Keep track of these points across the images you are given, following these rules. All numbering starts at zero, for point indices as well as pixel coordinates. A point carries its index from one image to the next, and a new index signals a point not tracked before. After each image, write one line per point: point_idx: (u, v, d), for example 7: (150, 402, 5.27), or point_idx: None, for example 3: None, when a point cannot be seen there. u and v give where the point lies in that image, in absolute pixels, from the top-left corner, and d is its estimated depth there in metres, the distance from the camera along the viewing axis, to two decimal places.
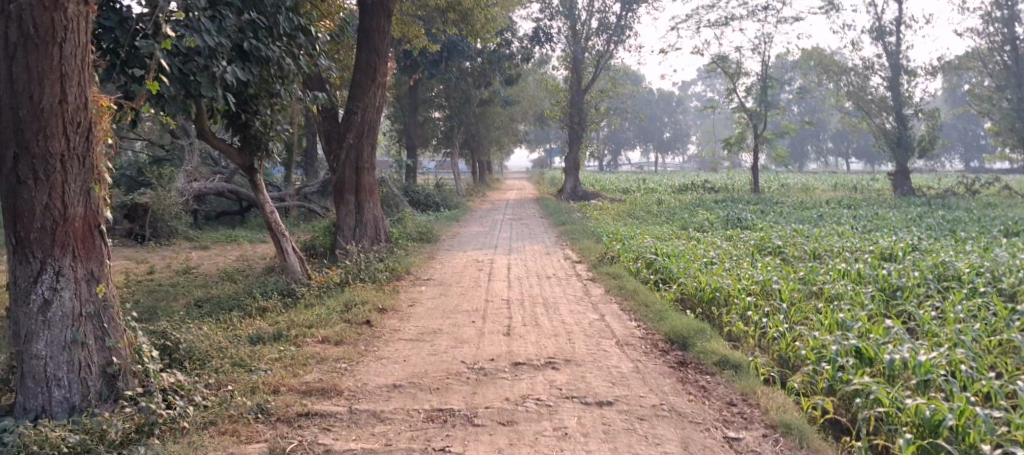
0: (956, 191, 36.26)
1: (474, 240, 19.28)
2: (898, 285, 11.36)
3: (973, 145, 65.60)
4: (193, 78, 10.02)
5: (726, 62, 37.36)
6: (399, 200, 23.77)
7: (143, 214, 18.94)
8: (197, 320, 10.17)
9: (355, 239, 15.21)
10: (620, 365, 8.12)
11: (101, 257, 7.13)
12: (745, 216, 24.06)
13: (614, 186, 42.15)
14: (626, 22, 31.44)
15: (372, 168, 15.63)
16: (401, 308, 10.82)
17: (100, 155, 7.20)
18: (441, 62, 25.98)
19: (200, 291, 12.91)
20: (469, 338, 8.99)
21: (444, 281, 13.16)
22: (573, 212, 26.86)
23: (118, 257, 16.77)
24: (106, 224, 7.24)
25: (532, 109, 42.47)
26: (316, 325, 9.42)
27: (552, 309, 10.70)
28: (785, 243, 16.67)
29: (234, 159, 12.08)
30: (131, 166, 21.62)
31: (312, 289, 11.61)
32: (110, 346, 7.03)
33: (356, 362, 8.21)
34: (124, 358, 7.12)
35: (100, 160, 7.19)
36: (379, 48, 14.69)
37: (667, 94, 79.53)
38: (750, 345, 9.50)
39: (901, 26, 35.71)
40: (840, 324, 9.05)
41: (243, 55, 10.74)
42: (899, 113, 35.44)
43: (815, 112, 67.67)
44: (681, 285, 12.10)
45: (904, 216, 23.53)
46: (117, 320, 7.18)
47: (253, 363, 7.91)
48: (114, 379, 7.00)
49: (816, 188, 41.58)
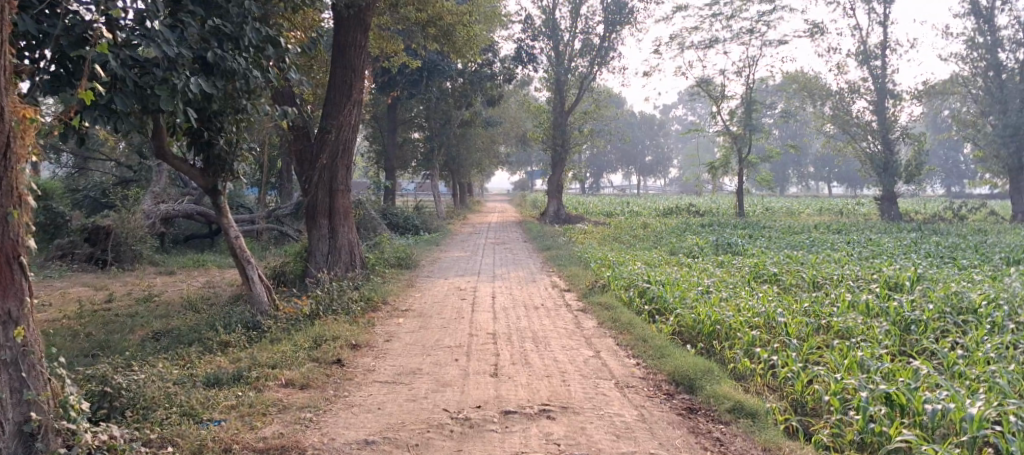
0: (943, 217, 35.84)
1: (456, 266, 18.39)
2: (911, 319, 10.65)
3: (953, 171, 66.01)
4: (151, 92, 9.08)
5: (710, 85, 36.80)
6: (377, 224, 22.86)
7: (107, 237, 17.80)
8: (150, 358, 9.23)
9: (329, 266, 14.37)
10: (623, 413, 7.27)
11: (21, 295, 6.28)
12: (735, 241, 23.30)
13: (597, 209, 41.34)
14: (610, 44, 30.89)
15: (347, 190, 14.71)
16: (376, 344, 9.90)
17: (24, 175, 6.36)
18: (421, 81, 25.21)
19: (159, 322, 11.97)
20: (452, 380, 8.08)
21: (425, 311, 12.27)
22: (558, 236, 26.03)
23: (76, 284, 15.74)
24: (29, 255, 6.39)
25: (515, 131, 41.76)
26: (279, 365, 8.48)
27: (542, 344, 9.82)
28: (781, 270, 15.90)
29: (196, 180, 11.16)
30: (96, 187, 20.69)
31: (279, 322, 10.72)
32: (29, 399, 6.11)
33: (324, 411, 7.29)
34: (46, 413, 6.19)
35: (23, 181, 6.35)
36: (355, 64, 13.86)
37: (649, 117, 79.18)
38: (761, 389, 8.67)
39: (887, 50, 35.38)
40: (860, 365, 8.25)
41: (206, 68, 9.81)
42: (884, 138, 35.00)
43: (797, 136, 67.51)
44: (678, 316, 11.27)
45: (899, 242, 22.90)
46: (40, 369, 6.26)
47: (204, 413, 7.00)
48: (32, 439, 6.06)
49: (801, 212, 41.06)
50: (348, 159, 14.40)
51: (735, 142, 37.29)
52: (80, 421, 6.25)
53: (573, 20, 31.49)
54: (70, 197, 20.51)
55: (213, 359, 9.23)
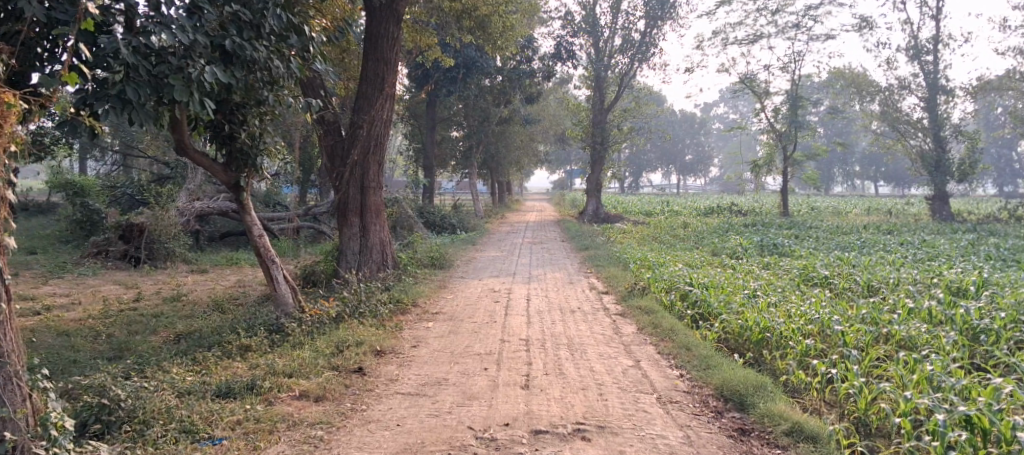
0: (998, 217, 34.37)
1: (492, 266, 17.78)
2: (981, 328, 9.97)
3: (1006, 170, 63.90)
4: (166, 82, 8.50)
5: (754, 81, 35.70)
6: (413, 222, 22.31)
7: (140, 235, 17.43)
8: (165, 363, 8.78)
9: (359, 266, 13.84)
10: (666, 435, 6.60)
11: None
12: (781, 242, 22.33)
13: (638, 208, 40.42)
14: (652, 40, 30.00)
15: (378, 187, 14.13)
16: (402, 350, 9.34)
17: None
18: (458, 78, 24.61)
19: (183, 324, 11.54)
20: (479, 392, 7.45)
21: (456, 314, 11.71)
22: (597, 236, 25.24)
23: (108, 282, 15.42)
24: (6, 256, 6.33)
25: (554, 129, 41.05)
26: (295, 374, 7.91)
27: (578, 352, 9.14)
28: (832, 272, 15.01)
29: (219, 176, 10.61)
30: (132, 184, 20.43)
31: (302, 325, 10.18)
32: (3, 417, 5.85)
33: (337, 428, 6.72)
34: (20, 432, 5.90)
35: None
36: (387, 56, 13.33)
37: (690, 116, 77.89)
38: (823, 410, 7.91)
39: (939, 44, 34.01)
40: (930, 381, 7.65)
41: (226, 56, 9.24)
42: (935, 136, 33.64)
43: (843, 134, 65.71)
44: (723, 322, 10.52)
45: (955, 244, 21.70)
46: (18, 383, 6.03)
47: (203, 431, 6.48)
48: None
49: (848, 211, 39.84)
50: (379, 155, 13.84)
51: (779, 140, 36.13)
52: (63, 442, 5.84)
53: (614, 16, 30.68)
54: (108, 194, 20.28)
55: (231, 365, 8.75)
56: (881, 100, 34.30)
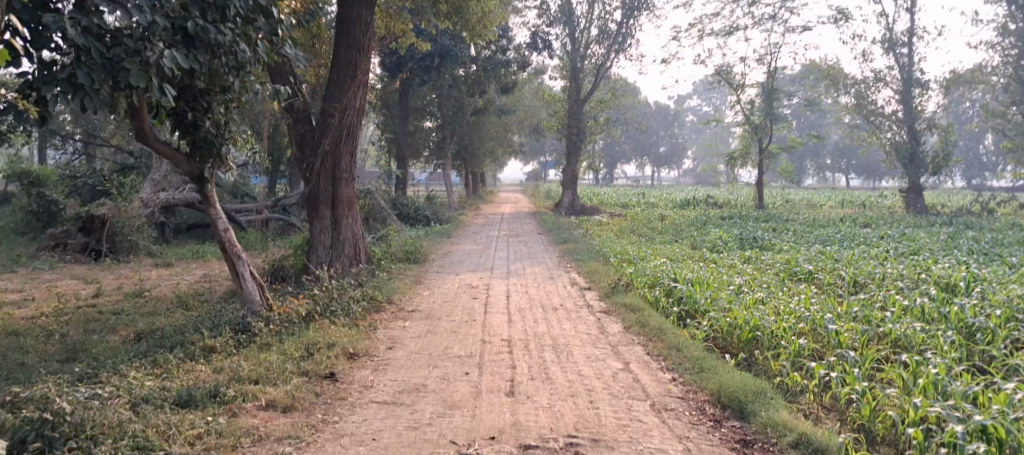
0: (971, 210, 34.48)
1: (467, 260, 17.25)
2: (976, 327, 9.65)
3: (975, 163, 64.59)
4: (121, 65, 7.81)
5: (730, 73, 35.39)
6: (386, 214, 21.73)
7: (101, 227, 16.70)
8: (122, 366, 8.19)
9: (330, 260, 13.27)
10: (666, 449, 6.24)
11: None
12: (761, 235, 22.02)
13: (614, 200, 40.07)
14: (629, 30, 29.55)
15: (351, 178, 13.54)
16: (377, 352, 8.80)
17: None
18: (432, 67, 23.99)
19: (144, 322, 10.91)
20: (462, 400, 6.96)
21: (433, 312, 11.19)
22: (574, 229, 24.80)
23: (65, 277, 14.68)
24: None
25: (528, 120, 40.51)
26: (261, 381, 7.35)
27: (564, 354, 8.67)
28: (817, 267, 14.65)
29: (181, 167, 9.95)
30: (94, 174, 19.61)
31: (271, 324, 9.60)
32: None
33: (308, 443, 6.20)
34: None
35: None
36: (360, 42, 12.74)
37: (664, 107, 77.72)
38: (823, 416, 7.53)
39: (914, 37, 33.93)
40: (936, 385, 7.39)
41: (188, 40, 8.54)
42: (910, 128, 33.52)
43: (816, 126, 65.82)
44: (712, 320, 10.07)
45: (935, 237, 21.52)
46: None
47: (159, 448, 5.92)
48: None
49: (823, 204, 39.80)
50: (352, 145, 13.25)
51: (754, 132, 35.87)
52: None
53: (590, 5, 30.19)
54: (68, 184, 19.43)
55: (194, 369, 8.17)
56: (857, 92, 34.13)
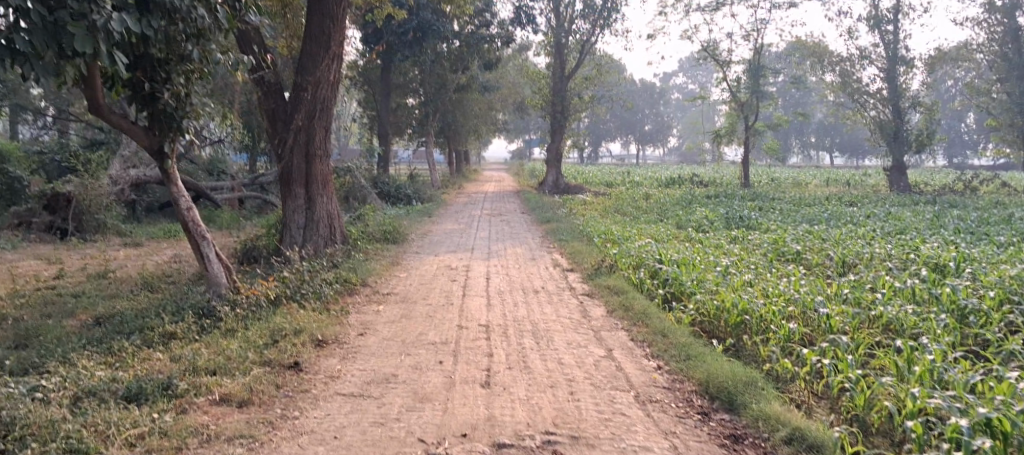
0: (953, 188, 34.27)
1: (447, 240, 16.77)
2: (970, 309, 9.25)
3: (956, 141, 64.68)
4: (65, 29, 7.26)
5: (716, 50, 34.86)
6: (365, 193, 21.16)
7: (67, 204, 16.07)
8: (73, 354, 7.70)
9: (303, 240, 12.75)
10: (651, 446, 5.84)
11: None
12: (747, 214, 21.61)
13: (598, 178, 39.65)
14: (613, 5, 28.91)
15: (326, 155, 13.00)
16: (347, 339, 8.34)
17: None
18: (413, 42, 23.33)
19: (104, 305, 10.39)
20: (433, 393, 6.53)
21: (408, 295, 10.73)
22: (557, 208, 24.34)
23: (28, 257, 14.10)
24: None
25: (512, 97, 39.89)
26: (219, 372, 6.89)
27: (544, 341, 8.24)
28: (806, 247, 14.25)
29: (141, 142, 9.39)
30: (61, 150, 18.95)
31: (237, 308, 9.10)
32: None
33: (261, 443, 5.77)
34: None
35: None
36: (335, 13, 12.18)
37: (650, 85, 77.07)
38: (815, 406, 7.15)
39: (900, 14, 33.47)
40: (933, 373, 7.01)
41: (141, 3, 7.97)
42: (895, 106, 33.09)
43: (800, 104, 65.42)
44: (698, 303, 9.63)
45: (921, 216, 21.18)
46: None
47: (97, 449, 5.48)
48: None
49: (808, 183, 39.55)
50: (326, 120, 12.70)
51: (740, 110, 35.44)
52: None
53: None
54: (34, 161, 18.77)
55: (151, 357, 7.69)
56: (842, 70, 33.67)
